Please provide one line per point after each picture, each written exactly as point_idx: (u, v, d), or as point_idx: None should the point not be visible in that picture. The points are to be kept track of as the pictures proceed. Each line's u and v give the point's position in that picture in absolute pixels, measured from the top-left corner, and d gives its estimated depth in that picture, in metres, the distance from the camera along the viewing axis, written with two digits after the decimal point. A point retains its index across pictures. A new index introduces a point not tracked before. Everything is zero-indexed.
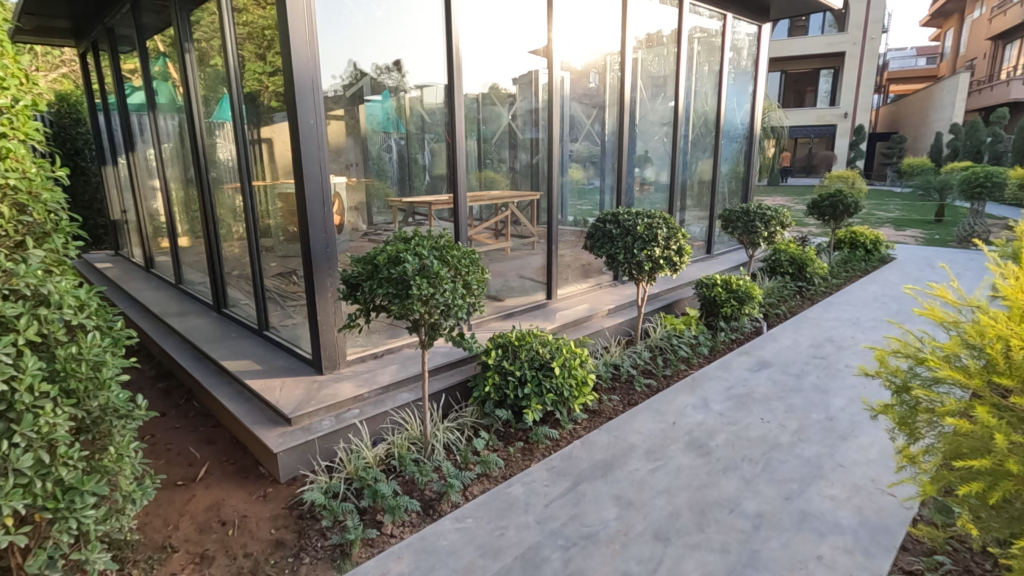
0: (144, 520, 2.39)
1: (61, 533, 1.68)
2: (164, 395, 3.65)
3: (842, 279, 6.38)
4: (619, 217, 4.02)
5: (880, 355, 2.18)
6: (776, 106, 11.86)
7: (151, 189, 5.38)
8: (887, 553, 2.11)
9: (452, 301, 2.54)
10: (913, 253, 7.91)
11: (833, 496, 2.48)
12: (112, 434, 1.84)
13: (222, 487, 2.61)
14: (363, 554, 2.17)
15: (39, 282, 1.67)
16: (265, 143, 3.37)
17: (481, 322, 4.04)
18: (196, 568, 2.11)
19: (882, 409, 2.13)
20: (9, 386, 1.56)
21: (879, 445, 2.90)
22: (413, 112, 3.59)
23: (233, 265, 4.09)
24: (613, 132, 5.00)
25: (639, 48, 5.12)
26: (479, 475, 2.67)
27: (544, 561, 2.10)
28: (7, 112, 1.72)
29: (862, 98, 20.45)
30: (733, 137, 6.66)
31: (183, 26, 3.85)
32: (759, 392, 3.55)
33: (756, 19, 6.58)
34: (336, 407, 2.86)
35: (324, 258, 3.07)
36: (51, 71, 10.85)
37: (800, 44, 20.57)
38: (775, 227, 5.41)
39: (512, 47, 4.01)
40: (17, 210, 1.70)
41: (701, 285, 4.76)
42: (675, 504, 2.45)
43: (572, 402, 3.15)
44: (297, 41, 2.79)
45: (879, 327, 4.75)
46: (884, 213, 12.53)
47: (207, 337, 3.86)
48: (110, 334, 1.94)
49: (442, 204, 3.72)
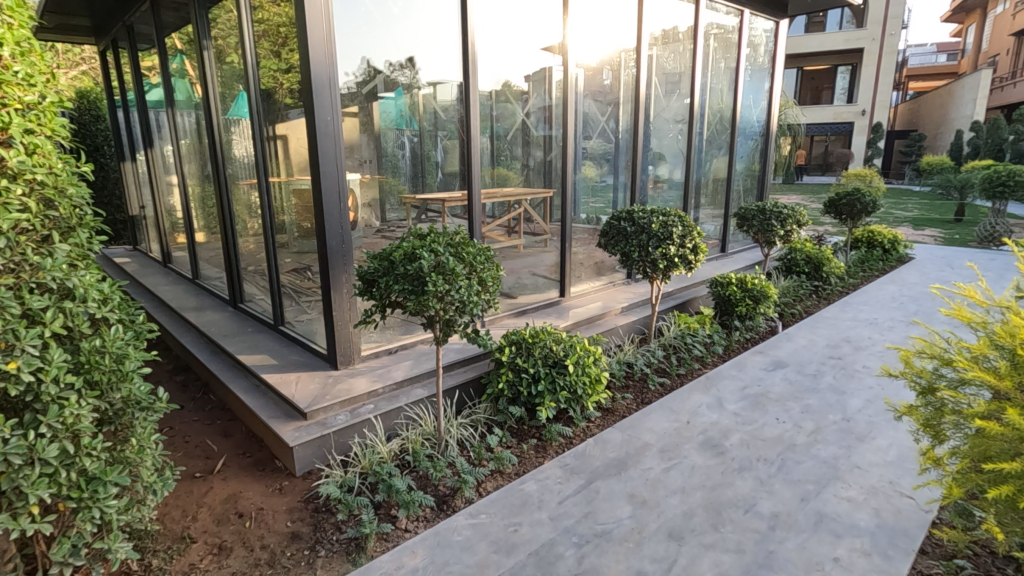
0: (163, 511, 2.43)
1: (85, 522, 1.71)
2: (182, 388, 3.71)
3: (859, 279, 6.29)
4: (633, 214, 3.99)
5: (905, 355, 2.16)
6: (791, 103, 11.76)
7: (169, 185, 5.45)
8: (906, 556, 2.08)
9: (467, 298, 2.55)
10: (933, 254, 7.75)
11: (850, 498, 2.46)
12: (133, 426, 1.88)
13: (240, 480, 2.64)
14: (378, 548, 2.18)
15: (64, 276, 1.70)
16: (281, 141, 3.40)
17: (494, 319, 4.06)
18: (214, 559, 2.14)
19: (906, 410, 2.12)
20: (35, 378, 1.59)
21: (898, 447, 2.86)
22: (426, 109, 3.53)
23: (249, 261, 4.13)
24: (627, 129, 4.98)
25: (655, 45, 5.08)
26: (493, 472, 2.68)
27: (558, 558, 2.10)
28: (34, 109, 1.70)
29: (880, 95, 20.14)
30: (749, 135, 6.60)
31: (202, 24, 3.88)
32: (775, 392, 3.52)
33: (774, 14, 6.50)
34: (350, 403, 2.88)
35: (340, 253, 3.09)
36: (71, 68, 11.11)
37: (817, 40, 20.29)
38: (792, 225, 5.35)
39: (527, 43, 3.99)
40: (44, 204, 1.72)
41: (715, 284, 4.72)
42: (689, 503, 2.44)
43: (586, 399, 3.15)
44: (314, 38, 2.81)
45: (898, 328, 4.68)
46: (904, 212, 12.32)
47: (223, 331, 3.91)
48: (132, 327, 1.98)
49: (456, 201, 3.73)
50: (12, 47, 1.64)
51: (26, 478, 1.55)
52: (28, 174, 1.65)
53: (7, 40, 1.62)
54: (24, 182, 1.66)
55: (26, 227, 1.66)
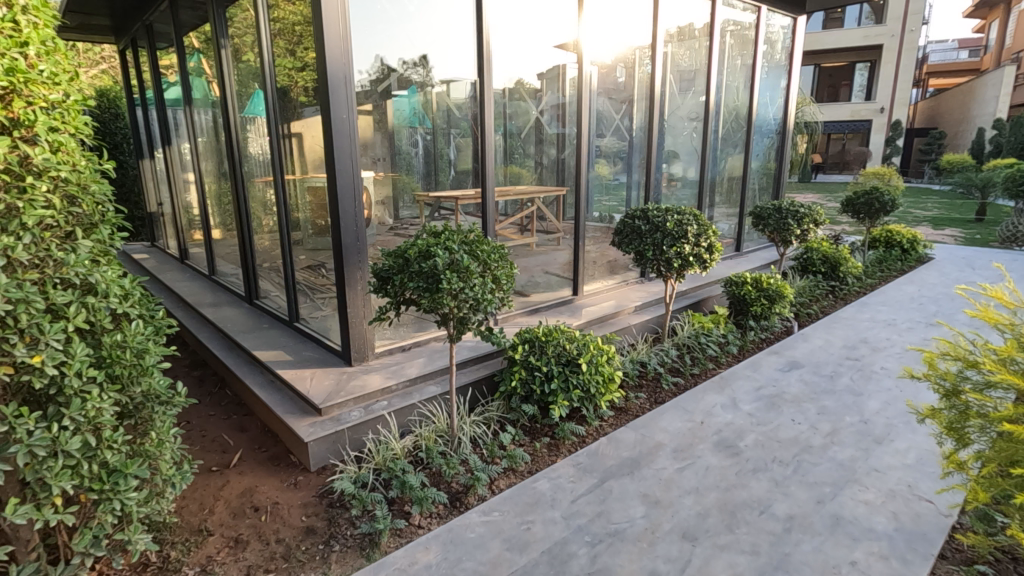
0: (181, 503, 2.46)
1: (106, 514, 1.74)
2: (199, 383, 3.76)
3: (877, 279, 6.20)
4: (648, 213, 3.97)
5: (929, 357, 2.14)
6: (807, 101, 11.68)
7: (186, 183, 5.53)
8: (925, 561, 2.05)
9: (481, 296, 2.55)
10: (953, 254, 7.62)
11: (868, 501, 2.42)
12: (153, 419, 1.92)
13: (255, 474, 2.67)
14: (391, 544, 2.20)
15: (87, 272, 1.73)
16: (296, 138, 3.43)
17: (508, 317, 4.07)
18: (230, 552, 2.17)
19: (929, 413, 2.09)
20: (59, 371, 1.62)
21: (917, 450, 2.81)
22: (440, 107, 3.51)
23: (264, 257, 4.17)
24: (641, 127, 4.95)
25: (670, 42, 5.05)
26: (506, 469, 2.69)
27: (571, 557, 2.10)
28: (58, 107, 1.72)
29: (899, 92, 19.82)
30: (765, 132, 6.53)
31: (220, 23, 3.92)
32: (790, 393, 3.48)
33: (793, 10, 6.41)
34: (364, 399, 2.90)
35: (355, 250, 3.11)
36: (93, 67, 11.38)
37: (834, 37, 20.05)
38: (809, 224, 5.28)
39: (541, 42, 3.98)
40: (67, 201, 1.75)
41: (730, 283, 4.68)
42: (703, 504, 2.42)
43: (599, 398, 3.13)
44: (330, 38, 2.83)
45: (918, 329, 4.61)
46: (924, 211, 12.08)
47: (240, 327, 3.96)
48: (152, 322, 2.01)
49: (469, 199, 3.72)
50: (38, 46, 1.66)
51: (49, 470, 1.58)
52: (53, 171, 1.67)
53: (32, 40, 1.64)
54: (49, 179, 1.67)
55: (51, 223, 1.69)
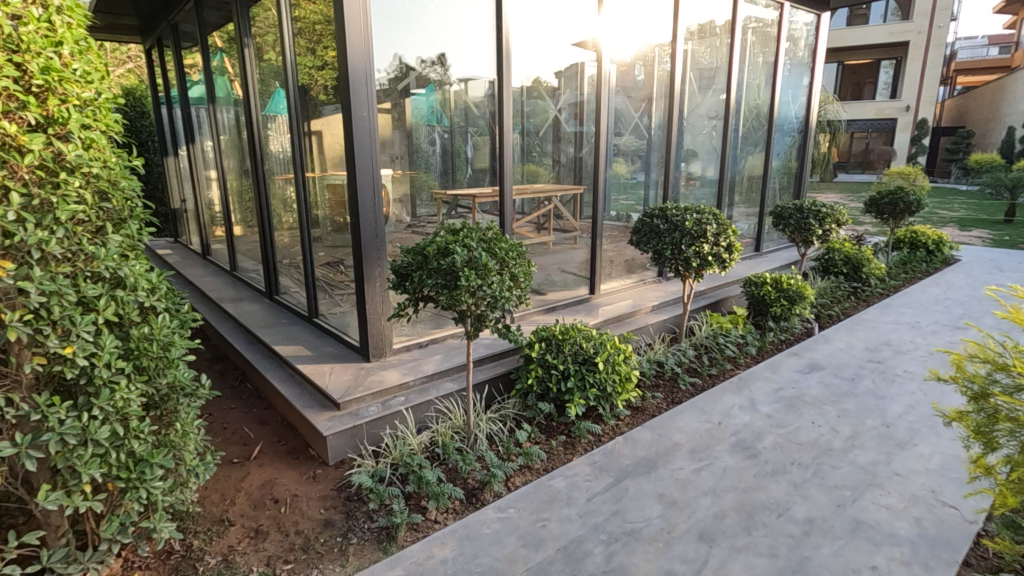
0: (203, 493, 2.52)
1: (133, 501, 1.79)
2: (221, 376, 3.83)
3: (899, 280, 6.09)
4: (666, 212, 3.92)
5: (957, 359, 2.09)
6: (829, 99, 11.52)
7: (208, 180, 5.63)
8: (949, 567, 2.01)
9: (499, 294, 2.56)
10: (979, 255, 7.47)
11: (889, 505, 2.38)
12: (178, 411, 1.96)
13: (275, 466, 2.72)
14: (408, 538, 2.22)
15: (117, 266, 1.76)
16: (316, 136, 3.47)
17: (525, 314, 4.08)
18: (251, 542, 2.21)
19: (956, 416, 2.04)
20: (89, 362, 1.67)
21: (942, 455, 2.76)
22: (457, 105, 3.53)
23: (284, 254, 4.23)
24: (660, 125, 4.92)
25: (690, 39, 5.01)
26: (521, 467, 2.69)
27: (587, 555, 2.10)
28: (90, 105, 1.77)
29: (926, 90, 19.36)
30: (787, 130, 6.44)
31: (243, 22, 3.97)
32: (810, 395, 3.43)
33: (817, 7, 6.31)
34: (382, 395, 2.93)
35: (373, 247, 3.13)
36: (120, 66, 11.74)
37: (858, 35, 19.70)
38: (831, 224, 5.19)
39: (559, 40, 3.96)
40: (99, 197, 1.80)
41: (749, 284, 4.63)
42: (721, 505, 2.41)
43: (616, 397, 3.12)
44: (351, 37, 2.86)
45: (944, 332, 4.51)
46: (950, 211, 11.86)
47: (260, 322, 4.02)
48: (178, 316, 2.06)
49: (486, 197, 3.73)
50: (72, 46, 1.71)
51: (79, 458, 1.63)
52: (85, 168, 1.71)
53: (66, 39, 1.68)
54: (81, 175, 1.72)
55: (82, 218, 1.74)
